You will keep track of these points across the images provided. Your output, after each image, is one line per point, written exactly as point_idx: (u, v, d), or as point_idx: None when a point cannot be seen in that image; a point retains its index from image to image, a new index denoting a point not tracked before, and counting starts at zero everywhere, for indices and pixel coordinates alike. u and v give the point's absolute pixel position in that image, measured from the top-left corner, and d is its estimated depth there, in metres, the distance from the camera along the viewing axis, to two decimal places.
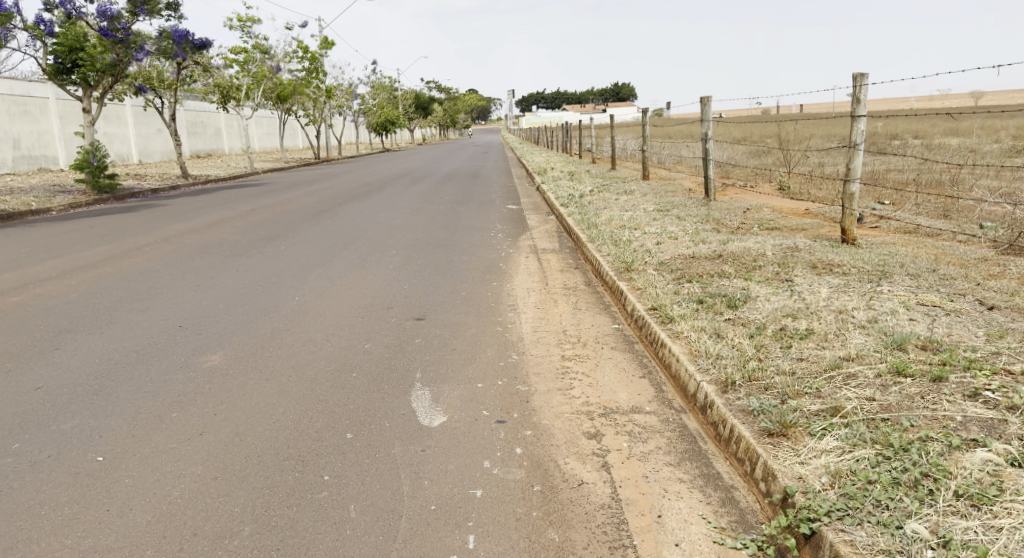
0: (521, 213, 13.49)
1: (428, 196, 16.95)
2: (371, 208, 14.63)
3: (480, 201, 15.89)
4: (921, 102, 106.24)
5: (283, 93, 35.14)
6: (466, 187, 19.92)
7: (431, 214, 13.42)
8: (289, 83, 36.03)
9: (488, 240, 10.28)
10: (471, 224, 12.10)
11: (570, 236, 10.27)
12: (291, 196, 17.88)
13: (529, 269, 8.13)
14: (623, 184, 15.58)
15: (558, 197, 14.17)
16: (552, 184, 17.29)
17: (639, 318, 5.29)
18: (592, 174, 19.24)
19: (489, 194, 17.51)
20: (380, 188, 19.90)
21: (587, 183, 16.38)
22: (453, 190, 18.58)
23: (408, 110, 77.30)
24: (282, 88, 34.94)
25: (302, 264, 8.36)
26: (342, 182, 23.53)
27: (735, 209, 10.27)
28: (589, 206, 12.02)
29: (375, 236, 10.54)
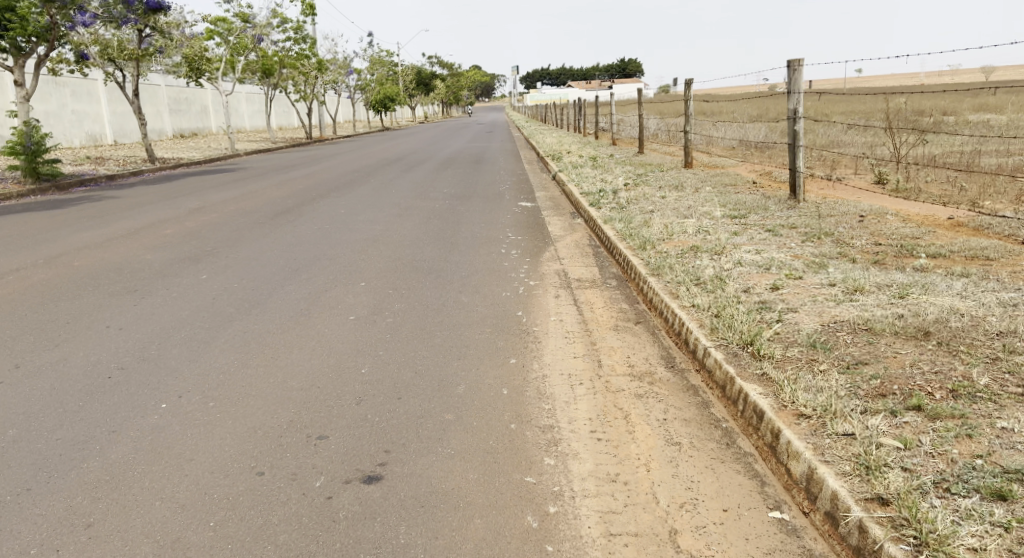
0: (539, 215, 10.62)
1: (423, 188, 14.09)
2: (351, 203, 11.81)
3: (486, 196, 12.99)
4: (936, 78, 102.97)
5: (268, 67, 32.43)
6: (469, 176, 16.97)
7: (424, 215, 10.58)
8: (273, 56, 33.27)
9: (498, 260, 7.46)
10: (475, 231, 9.28)
11: (613, 254, 7.37)
12: (261, 186, 15.00)
13: (563, 322, 5.23)
14: (664, 174, 12.62)
15: (585, 192, 11.28)
16: (573, 174, 14.32)
17: (845, 522, 2.47)
18: (619, 160, 16.30)
19: (496, 185, 14.61)
20: (368, 176, 16.99)
21: (617, 172, 13.52)
22: (453, 181, 15.64)
23: (408, 86, 73.83)
24: (267, 63, 32.04)
25: (214, 313, 5.48)
26: (327, 168, 20.58)
27: (844, 217, 7.40)
28: (632, 210, 9.12)
29: (343, 255, 7.71)
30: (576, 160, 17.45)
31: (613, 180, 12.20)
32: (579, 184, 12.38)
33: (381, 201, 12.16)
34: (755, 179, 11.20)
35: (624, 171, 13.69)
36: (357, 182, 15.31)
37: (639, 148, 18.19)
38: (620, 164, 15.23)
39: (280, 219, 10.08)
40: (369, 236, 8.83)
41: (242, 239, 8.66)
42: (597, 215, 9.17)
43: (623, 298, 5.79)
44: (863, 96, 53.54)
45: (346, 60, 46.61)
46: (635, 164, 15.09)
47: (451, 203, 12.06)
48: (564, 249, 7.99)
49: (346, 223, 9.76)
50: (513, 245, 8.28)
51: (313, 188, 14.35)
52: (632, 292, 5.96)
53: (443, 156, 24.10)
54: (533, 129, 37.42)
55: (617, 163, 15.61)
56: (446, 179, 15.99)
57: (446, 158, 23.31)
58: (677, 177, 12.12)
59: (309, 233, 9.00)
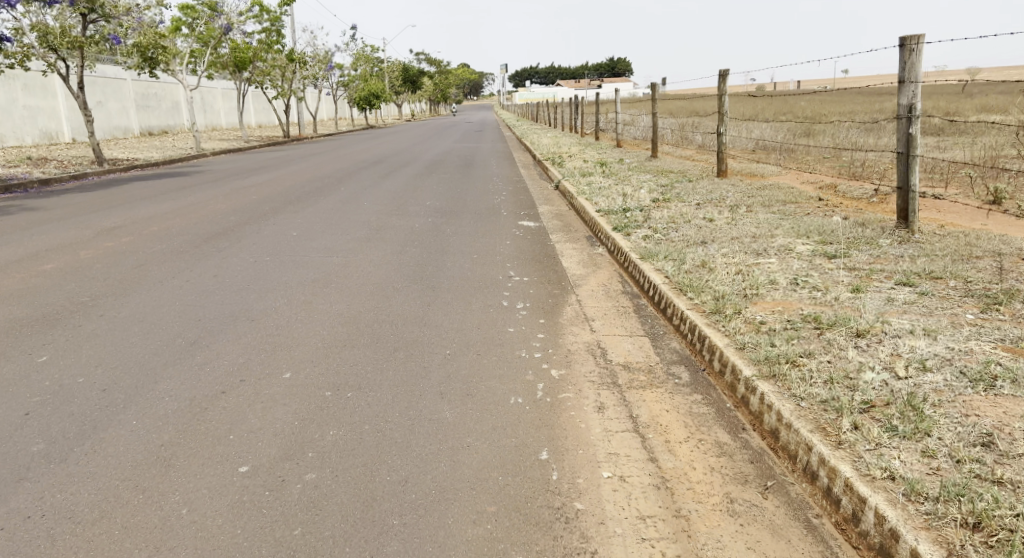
0: (547, 241, 8.29)
1: (403, 200, 11.78)
2: (310, 222, 9.48)
3: (478, 211, 10.64)
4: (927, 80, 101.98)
5: (240, 58, 31.06)
6: (457, 183, 14.62)
7: (399, 240, 8.26)
8: (246, 47, 31.88)
9: (497, 323, 5.12)
10: (464, 266, 6.95)
11: (666, 316, 5.04)
12: (209, 195, 12.62)
13: (629, 484, 2.89)
14: (696, 187, 10.30)
15: (604, 210, 8.95)
16: (584, 183, 11.98)
17: None
18: (633, 166, 13.99)
19: (490, 196, 12.33)
20: (339, 182, 14.59)
21: (636, 182, 11.29)
22: (438, 190, 13.30)
23: (394, 84, 71.28)
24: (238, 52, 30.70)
25: (5, 459, 3.11)
26: (297, 171, 18.18)
27: (1002, 261, 5.13)
28: (677, 240, 6.80)
29: (273, 312, 5.34)
30: (581, 165, 15.12)
31: (636, 194, 9.87)
32: (593, 198, 10.06)
33: (346, 218, 9.84)
34: (819, 194, 8.90)
35: (644, 182, 11.38)
36: (323, 192, 12.94)
37: (652, 152, 15.87)
38: (635, 172, 12.92)
39: (209, 248, 7.74)
40: (318, 276, 6.48)
41: (144, 280, 6.31)
42: (629, 248, 6.84)
43: (713, 419, 3.46)
44: (869, 94, 51.27)
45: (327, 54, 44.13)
46: (653, 172, 12.78)
47: (433, 220, 9.73)
48: (589, 301, 5.67)
49: (294, 254, 7.43)
50: (518, 293, 5.96)
51: (270, 198, 11.98)
52: (724, 404, 3.63)
53: (427, 159, 21.74)
54: (526, 129, 35.02)
55: (632, 170, 13.31)
56: (430, 188, 13.64)
57: (431, 160, 20.94)
58: (714, 191, 9.81)
59: (239, 270, 6.66)
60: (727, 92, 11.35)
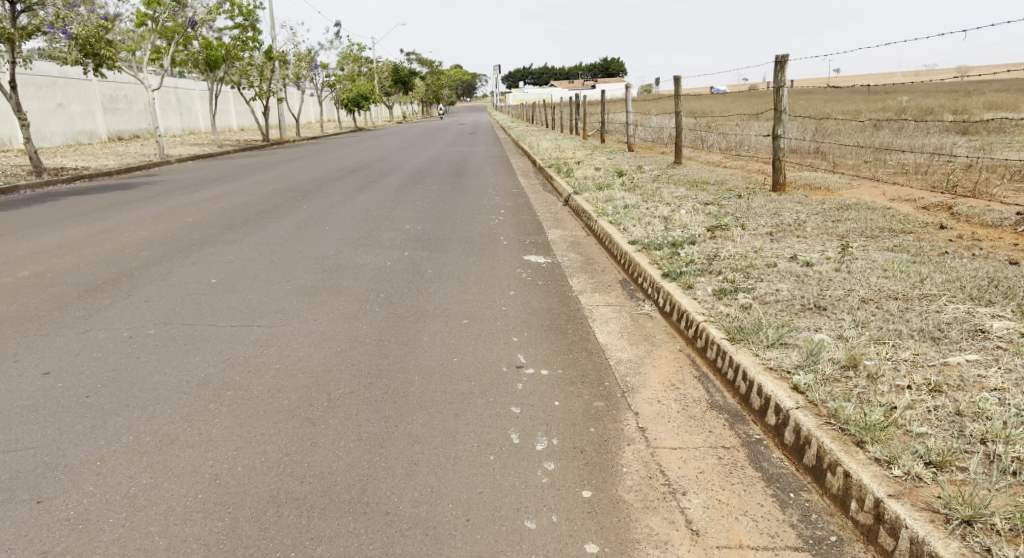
0: (565, 290, 5.89)
1: (379, 222, 9.45)
2: (246, 259, 7.14)
3: (468, 239, 8.26)
4: (923, 78, 100.62)
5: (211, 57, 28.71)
6: (445, 196, 12.27)
7: (358, 290, 5.89)
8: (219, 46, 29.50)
9: (498, 500, 2.75)
10: (446, 343, 4.56)
11: (830, 488, 2.70)
12: (140, 215, 10.27)
13: None
14: (754, 208, 7.95)
15: (641, 243, 6.58)
16: (605, 200, 9.62)
17: None
18: (657, 176, 11.64)
19: (486, 216, 9.99)
20: (305, 198, 12.24)
21: (669, 200, 8.99)
22: (422, 207, 10.94)
23: (384, 85, 68.81)
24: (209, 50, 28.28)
25: None
26: (260, 181, 15.79)
27: None
28: (777, 306, 4.39)
29: (93, 476, 2.98)
30: (593, 174, 12.75)
31: (678, 218, 7.51)
32: (623, 224, 7.69)
33: (295, 252, 7.50)
34: (935, 219, 6.57)
35: (679, 199, 9.05)
36: (280, 211, 10.57)
37: (676, 158, 13.50)
38: (664, 184, 10.58)
39: (79, 308, 5.38)
40: (212, 370, 4.11)
41: None
42: (702, 316, 4.41)
43: None
44: (881, 93, 48.95)
45: (310, 53, 41.71)
46: (685, 184, 10.45)
47: (410, 255, 7.37)
48: (659, 429, 3.27)
49: (197, 320, 5.05)
50: (533, 410, 3.56)
51: (210, 221, 9.63)
52: None
53: (414, 166, 19.41)
54: (522, 131, 32.64)
55: (658, 181, 10.96)
56: (411, 205, 11.27)
57: (419, 168, 18.58)
58: (783, 214, 7.45)
59: (94, 360, 4.29)
60: (786, 83, 9.01)
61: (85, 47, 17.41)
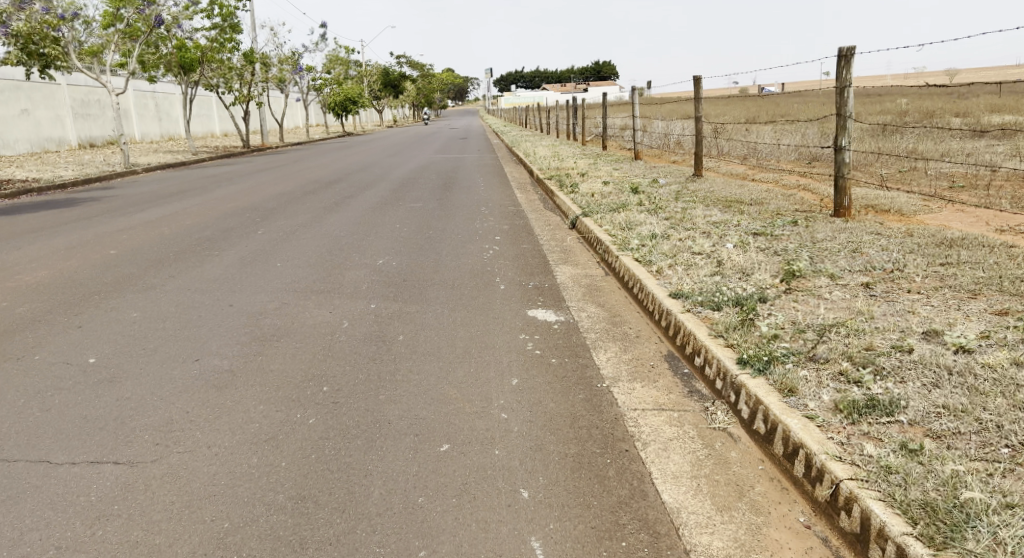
0: (592, 374, 4.09)
1: (345, 255, 7.68)
2: (156, 318, 5.36)
3: (454, 281, 6.49)
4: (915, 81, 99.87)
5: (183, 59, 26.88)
6: (432, 217, 10.53)
7: (292, 378, 4.10)
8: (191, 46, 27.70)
9: None
10: (410, 506, 2.80)
11: None
12: (57, 244, 8.49)
13: None
14: (822, 243, 6.21)
15: (692, 298, 4.83)
16: (626, 226, 7.85)
17: None
18: (680, 194, 9.91)
19: (479, 245, 8.26)
20: (266, 219, 10.46)
21: (705, 227, 7.29)
22: (402, 233, 9.15)
23: (373, 88, 66.91)
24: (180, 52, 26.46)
25: None
26: (222, 196, 14.00)
27: None
28: (969, 455, 2.67)
29: None
30: (602, 190, 11.03)
31: (731, 258, 5.74)
32: (658, 265, 5.91)
33: (225, 304, 5.71)
34: None
35: (718, 225, 7.31)
36: (231, 239, 8.81)
37: (697, 169, 11.77)
38: (693, 205, 8.85)
39: None
40: None
41: None
42: (841, 466, 2.68)
43: None
44: (887, 96, 47.31)
45: (294, 55, 39.84)
46: (718, 205, 8.70)
47: (376, 308, 5.61)
48: None
49: (36, 455, 3.30)
50: None
51: (139, 254, 7.86)
52: None
53: (399, 175, 17.66)
54: (516, 136, 30.99)
55: (684, 201, 9.24)
56: (389, 228, 9.51)
57: (404, 179, 16.84)
58: (866, 253, 5.72)
59: None
60: (854, 83, 6.99)
61: (28, 45, 15.59)
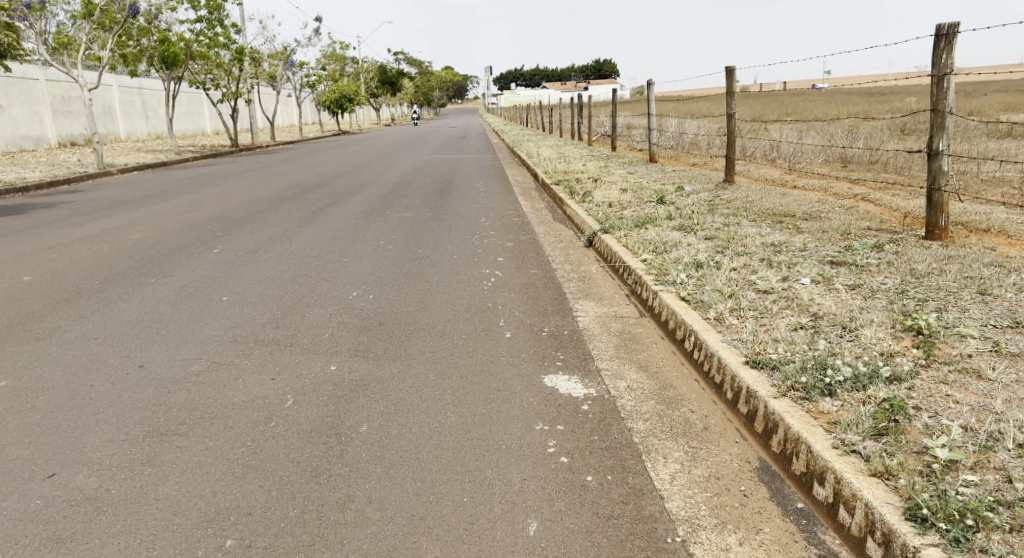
0: (655, 515, 2.63)
1: (312, 284, 6.20)
2: (29, 390, 3.88)
3: (446, 326, 5.01)
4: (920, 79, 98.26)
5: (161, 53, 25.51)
6: (423, 230, 9.07)
7: (183, 523, 2.63)
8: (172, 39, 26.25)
9: None
10: None
11: None
12: None
13: None
14: (930, 279, 4.72)
15: (787, 372, 3.35)
16: (661, 251, 6.35)
17: None
18: (715, 205, 8.43)
19: (477, 269, 6.80)
20: (231, 232, 9.01)
21: (761, 251, 5.83)
22: (386, 252, 7.69)
23: (370, 87, 65.36)
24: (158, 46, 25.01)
25: None
26: (189, 203, 12.52)
27: None
28: None
29: None
30: (621, 200, 9.55)
31: (822, 305, 4.24)
32: (719, 312, 4.41)
33: (134, 365, 4.23)
34: None
35: (778, 251, 5.83)
36: (177, 259, 7.33)
37: (728, 174, 10.29)
38: (735, 220, 7.38)
39: None
40: None
41: None
42: None
43: None
44: (900, 95, 45.71)
45: (286, 51, 38.36)
46: (767, 222, 7.23)
47: (338, 371, 4.12)
48: None
49: None
50: None
51: (57, 281, 6.38)
52: None
53: (391, 179, 16.22)
54: (517, 135, 29.55)
55: (723, 215, 7.76)
56: (372, 245, 8.04)
57: (396, 182, 15.40)
58: (1001, 296, 4.24)
59: None
60: (954, 71, 5.48)
61: None
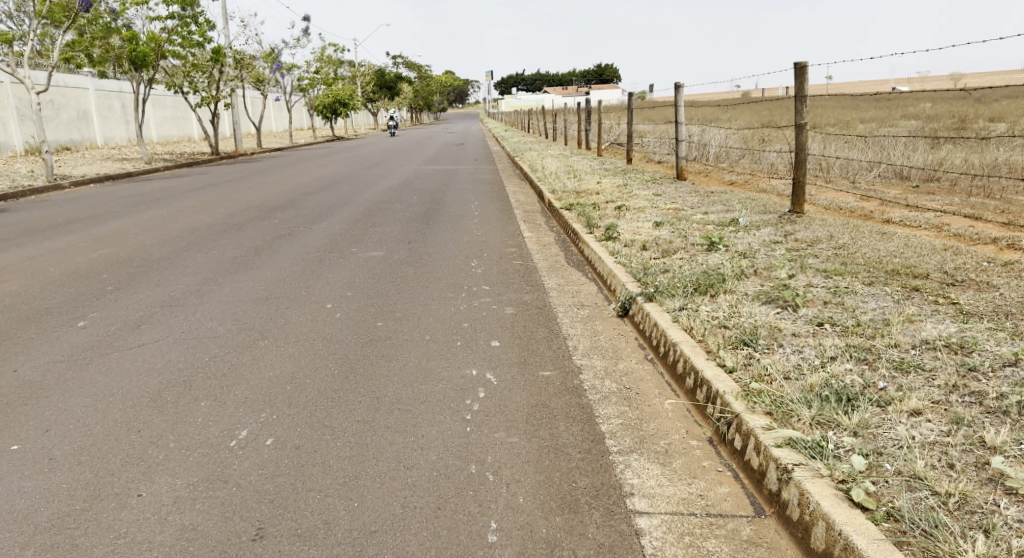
0: None
1: (181, 411, 3.75)
2: None
3: (380, 551, 2.62)
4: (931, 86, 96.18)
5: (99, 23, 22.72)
6: (392, 284, 6.69)
7: None
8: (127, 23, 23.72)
9: None
10: None
11: None
12: None
13: None
14: None
15: None
16: (757, 352, 3.90)
17: None
18: (796, 255, 6.04)
19: (458, 367, 4.42)
20: (127, 285, 6.64)
21: (938, 364, 3.43)
22: (328, 326, 5.29)
23: (366, 91, 63.03)
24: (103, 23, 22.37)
25: None
26: (109, 230, 10.13)
27: None
28: None
29: None
30: (658, 241, 7.17)
31: None
32: None
33: None
34: None
35: (970, 365, 3.42)
36: (13, 343, 4.94)
37: (796, 203, 7.92)
38: (843, 287, 4.99)
39: None
40: None
41: None
42: None
43: None
44: (918, 101, 43.49)
45: (272, 52, 35.98)
46: (893, 290, 4.83)
47: None
48: None
49: None
50: None
51: None
52: None
53: (371, 197, 13.86)
54: (521, 143, 27.19)
55: (818, 274, 5.37)
56: (311, 315, 5.59)
57: (375, 202, 13.03)
58: None
59: None
60: None
61: None
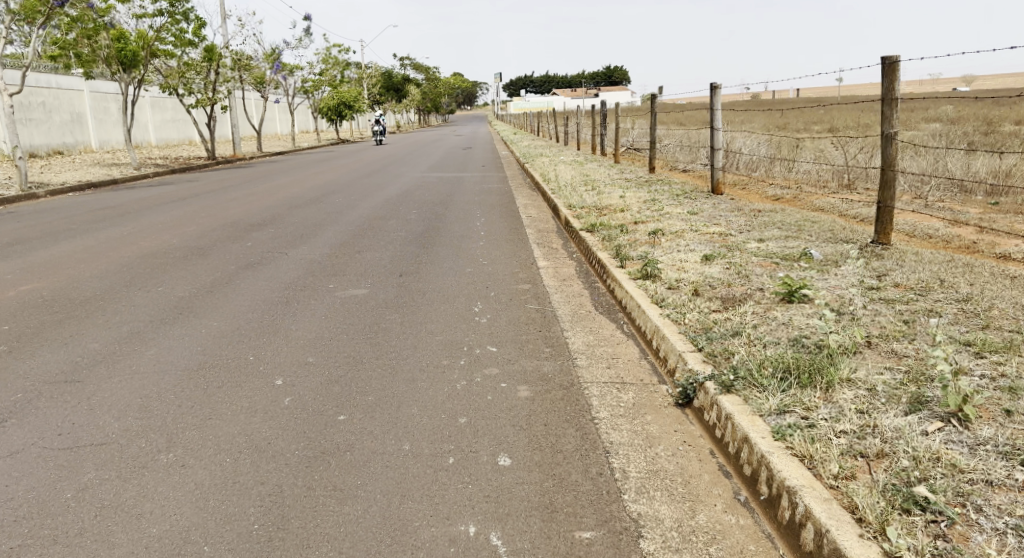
0: None
1: None
2: None
3: None
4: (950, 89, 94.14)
5: (81, 21, 21.30)
6: (371, 341, 5.16)
7: None
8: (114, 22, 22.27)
9: None
10: None
11: None
12: None
13: None
14: None
15: None
16: (946, 529, 2.44)
17: None
18: (912, 314, 4.50)
19: (449, 515, 2.89)
20: (28, 343, 5.14)
21: None
22: (270, 423, 3.77)
23: (373, 93, 61.58)
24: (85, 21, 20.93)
25: None
26: (50, 255, 8.63)
27: None
28: None
29: None
30: (715, 284, 5.64)
31: None
32: None
33: None
34: None
35: None
36: None
37: (882, 233, 6.40)
38: (1013, 376, 3.45)
39: None
40: None
41: None
42: None
43: None
44: (945, 101, 41.67)
45: (272, 52, 34.54)
46: None
47: None
48: None
49: None
50: None
51: None
52: None
53: (365, 211, 12.35)
54: (532, 148, 25.67)
55: (962, 349, 3.82)
56: (249, 402, 4.02)
57: (369, 218, 11.53)
58: None
59: None
60: None
61: None
